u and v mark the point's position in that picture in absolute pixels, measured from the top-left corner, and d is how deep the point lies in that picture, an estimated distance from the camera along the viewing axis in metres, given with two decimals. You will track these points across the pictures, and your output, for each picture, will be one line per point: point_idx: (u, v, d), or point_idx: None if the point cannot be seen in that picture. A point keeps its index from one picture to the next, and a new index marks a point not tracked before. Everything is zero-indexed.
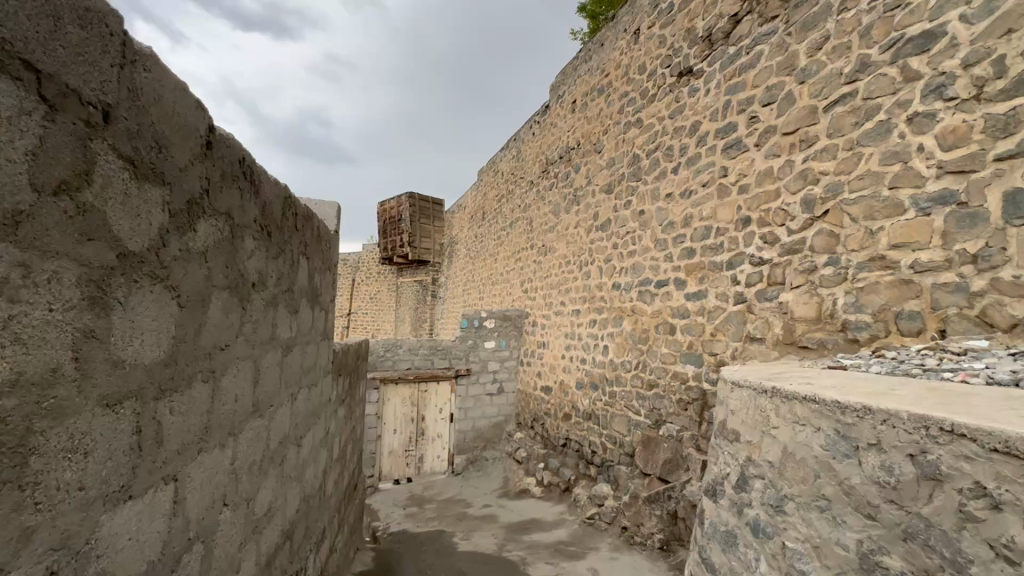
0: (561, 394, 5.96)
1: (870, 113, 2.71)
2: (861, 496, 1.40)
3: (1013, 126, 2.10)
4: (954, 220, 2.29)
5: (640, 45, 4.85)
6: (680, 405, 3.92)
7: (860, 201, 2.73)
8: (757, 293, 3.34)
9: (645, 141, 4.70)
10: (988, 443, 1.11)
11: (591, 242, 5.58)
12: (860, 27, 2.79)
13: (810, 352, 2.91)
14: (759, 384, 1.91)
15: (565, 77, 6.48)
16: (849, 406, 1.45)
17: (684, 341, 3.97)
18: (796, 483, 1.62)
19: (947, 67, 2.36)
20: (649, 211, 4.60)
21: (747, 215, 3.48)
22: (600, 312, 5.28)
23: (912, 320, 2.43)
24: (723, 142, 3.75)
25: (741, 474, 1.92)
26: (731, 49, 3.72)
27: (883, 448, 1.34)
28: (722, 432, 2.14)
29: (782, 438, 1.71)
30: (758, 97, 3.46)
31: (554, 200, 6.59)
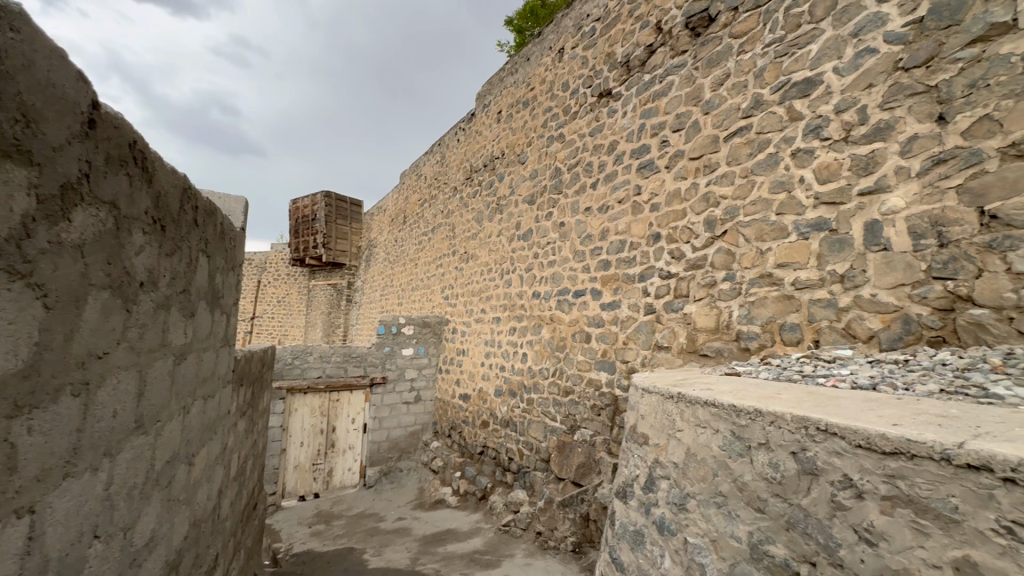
0: (479, 402, 5.96)
1: (762, 146, 3.03)
2: (752, 491, 1.55)
3: (872, 166, 2.47)
4: (827, 244, 2.63)
5: (564, 63, 5.04)
6: (594, 411, 4.08)
7: (753, 224, 3.04)
8: (665, 304, 3.59)
9: (567, 155, 4.88)
10: (853, 440, 1.27)
11: (513, 250, 5.66)
12: (755, 68, 3.12)
13: (709, 360, 3.17)
14: (666, 390, 2.05)
15: (491, 87, 6.57)
16: (743, 409, 1.61)
17: (599, 349, 4.15)
18: (697, 481, 1.76)
19: (823, 111, 2.71)
20: (568, 223, 4.76)
21: (657, 231, 3.74)
22: (520, 320, 5.36)
23: (793, 331, 2.74)
24: (637, 162, 4.00)
25: (650, 475, 2.04)
26: (646, 76, 3.99)
27: (771, 447, 1.50)
28: (632, 436, 2.26)
29: (686, 440, 1.85)
30: (669, 123, 3.73)
31: (478, 208, 6.60)
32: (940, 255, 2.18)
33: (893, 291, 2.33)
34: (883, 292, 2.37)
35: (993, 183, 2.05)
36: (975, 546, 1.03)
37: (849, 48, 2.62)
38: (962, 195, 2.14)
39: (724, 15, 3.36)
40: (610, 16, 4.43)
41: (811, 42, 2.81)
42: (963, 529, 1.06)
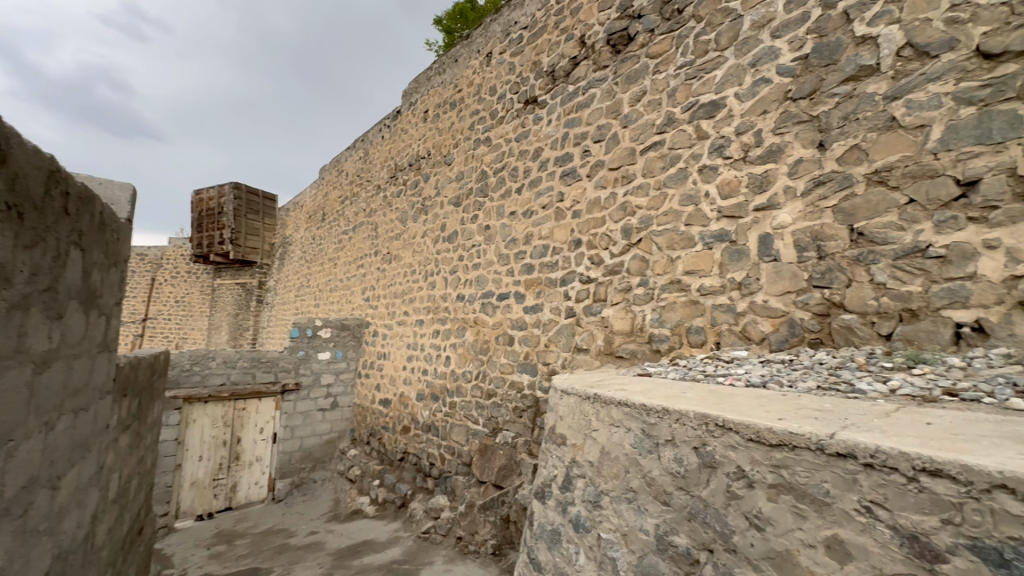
0: (400, 407, 5.80)
1: (673, 160, 3.25)
2: (659, 485, 1.64)
3: (766, 185, 2.73)
4: (728, 254, 2.87)
5: (492, 68, 5.07)
6: (515, 413, 4.13)
7: (664, 233, 3.24)
8: (584, 308, 3.72)
9: (493, 159, 4.91)
10: (745, 434, 1.39)
11: (437, 252, 5.58)
12: (668, 88, 3.34)
13: (624, 361, 3.33)
14: (583, 391, 2.13)
15: (417, 85, 6.44)
16: (652, 408, 1.71)
17: (521, 351, 4.21)
18: (611, 479, 1.84)
19: (726, 132, 2.96)
20: (493, 226, 4.79)
21: (578, 237, 3.86)
22: (443, 323, 5.29)
23: (698, 334, 2.96)
24: (561, 169, 4.11)
25: (567, 475, 2.10)
26: (570, 87, 4.12)
27: (676, 443, 1.60)
28: (551, 436, 2.32)
29: (601, 439, 1.93)
30: (591, 133, 3.88)
31: (402, 207, 6.43)
32: (820, 266, 2.46)
33: (782, 297, 2.60)
34: (773, 299, 2.62)
35: (861, 205, 2.35)
36: (842, 525, 1.17)
37: (748, 76, 2.89)
38: (837, 214, 2.43)
39: (642, 35, 3.56)
40: (537, 25, 4.53)
41: (716, 68, 3.06)
42: (833, 510, 1.19)
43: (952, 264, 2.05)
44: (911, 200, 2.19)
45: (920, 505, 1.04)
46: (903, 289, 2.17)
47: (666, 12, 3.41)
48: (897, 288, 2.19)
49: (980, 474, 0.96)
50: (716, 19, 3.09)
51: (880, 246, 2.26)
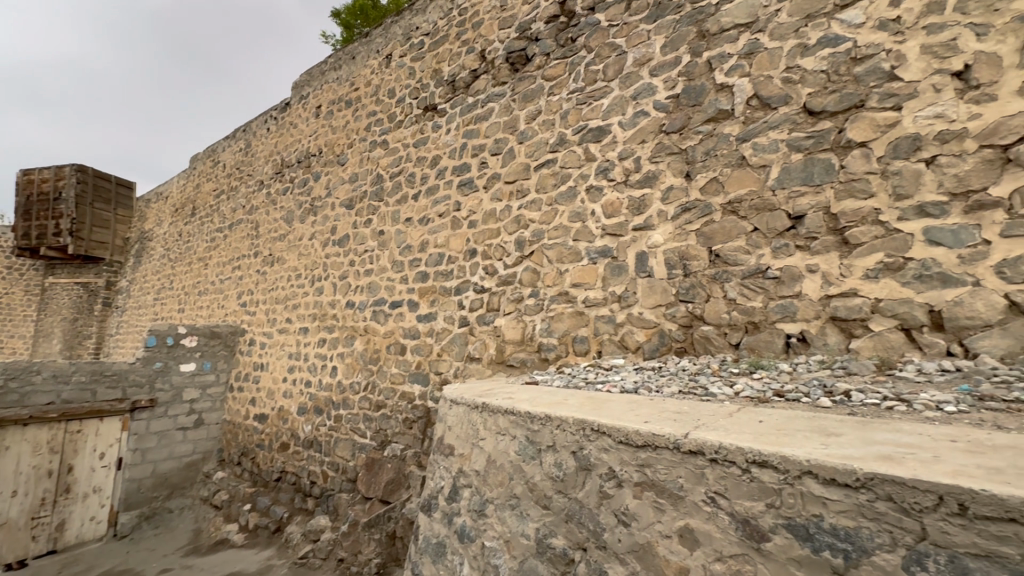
0: (278, 422, 5.34)
1: (564, 179, 3.43)
2: (540, 490, 1.71)
3: (643, 207, 3.00)
4: (609, 269, 3.09)
5: (391, 70, 4.95)
6: (406, 424, 4.02)
7: (554, 247, 3.40)
8: (477, 317, 3.75)
9: (389, 163, 4.78)
10: (616, 437, 1.50)
11: (326, 256, 5.26)
12: (561, 110, 3.53)
13: (515, 370, 3.42)
14: (472, 400, 2.14)
15: (309, 78, 6.06)
16: (536, 415, 1.77)
17: (414, 361, 4.12)
18: (495, 487, 1.88)
19: (610, 156, 3.21)
20: (388, 231, 4.65)
21: (473, 247, 3.90)
22: (330, 331, 5.00)
23: (582, 343, 3.14)
24: (458, 178, 4.13)
25: (453, 485, 2.10)
26: (470, 99, 4.17)
27: (556, 448, 1.68)
28: (439, 447, 2.29)
29: (487, 448, 1.96)
30: (488, 146, 3.96)
31: (287, 206, 5.97)
32: (685, 282, 2.76)
33: (654, 310, 2.86)
34: (647, 311, 2.88)
35: (718, 230, 2.68)
36: (693, 516, 1.31)
37: (630, 107, 3.16)
38: (700, 237, 2.75)
39: (538, 57, 3.72)
40: (439, 33, 4.53)
41: (603, 97, 3.30)
42: (685, 503, 1.33)
43: (785, 284, 2.43)
44: (755, 229, 2.56)
45: (751, 492, 1.21)
46: (748, 304, 2.52)
47: (561, 38, 3.60)
48: (744, 304, 2.54)
49: (794, 463, 1.15)
50: (604, 51, 3.34)
51: (732, 266, 2.61)
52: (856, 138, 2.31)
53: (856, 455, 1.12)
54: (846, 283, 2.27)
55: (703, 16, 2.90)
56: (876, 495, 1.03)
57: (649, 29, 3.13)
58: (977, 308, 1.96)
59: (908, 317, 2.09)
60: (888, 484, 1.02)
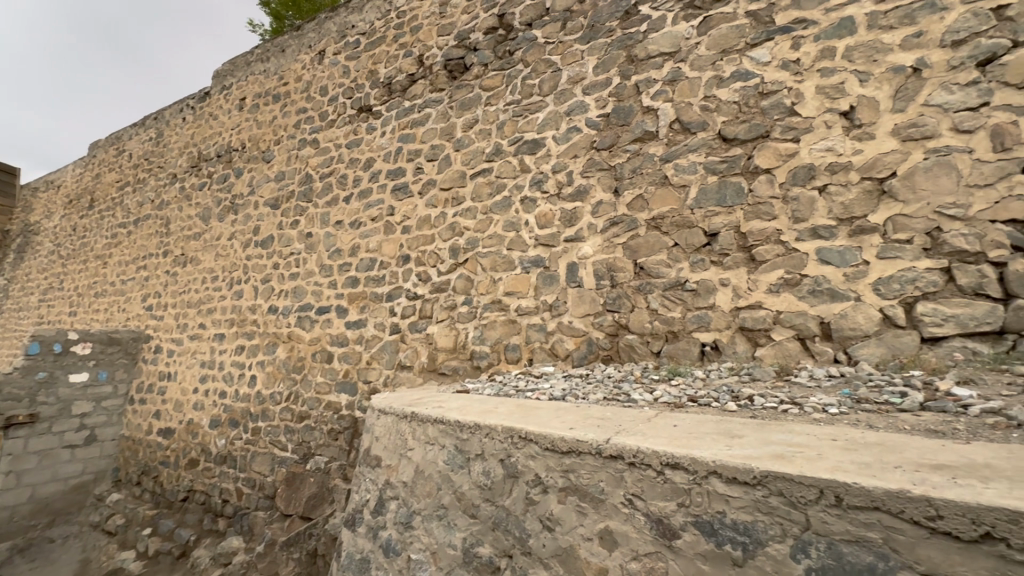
0: (187, 437, 4.90)
1: (499, 188, 3.48)
2: (468, 499, 1.71)
3: (574, 220, 3.11)
4: (541, 279, 3.16)
5: (324, 67, 4.77)
6: (331, 435, 3.85)
7: (489, 255, 3.42)
8: (409, 324, 3.69)
9: (319, 163, 4.59)
10: (542, 443, 1.54)
11: (247, 257, 4.94)
12: (497, 121, 3.57)
13: (447, 378, 3.40)
14: (400, 410, 2.10)
15: (233, 67, 5.68)
16: (465, 424, 1.77)
17: (341, 369, 3.96)
18: (423, 498, 1.85)
19: (544, 169, 3.29)
20: (316, 234, 4.45)
21: (407, 253, 3.83)
22: (249, 338, 4.69)
23: (514, 351, 3.18)
24: (392, 183, 4.05)
25: (380, 498, 2.04)
26: (406, 103, 4.12)
27: (484, 456, 1.69)
28: (365, 459, 2.22)
29: (415, 458, 1.93)
30: (424, 152, 3.92)
31: (204, 203, 5.55)
32: (612, 293, 2.88)
33: (583, 319, 2.96)
34: (577, 320, 2.98)
35: (642, 244, 2.83)
36: (612, 518, 1.37)
37: (563, 123, 3.26)
38: (626, 250, 2.88)
39: (476, 67, 3.75)
40: (376, 34, 4.43)
41: (538, 111, 3.39)
42: (606, 505, 1.38)
43: (701, 296, 2.61)
44: (675, 244, 2.73)
45: (664, 493, 1.29)
46: (668, 315, 2.68)
47: (499, 50, 3.66)
48: (665, 314, 2.69)
49: (702, 464, 1.23)
50: (540, 67, 3.44)
51: (655, 278, 2.76)
52: (762, 165, 2.55)
53: (755, 454, 1.23)
54: (752, 296, 2.48)
55: (632, 42, 3.07)
56: (770, 490, 1.14)
57: (582, 49, 3.26)
58: (858, 320, 2.22)
59: (803, 328, 2.33)
60: (780, 481, 1.12)
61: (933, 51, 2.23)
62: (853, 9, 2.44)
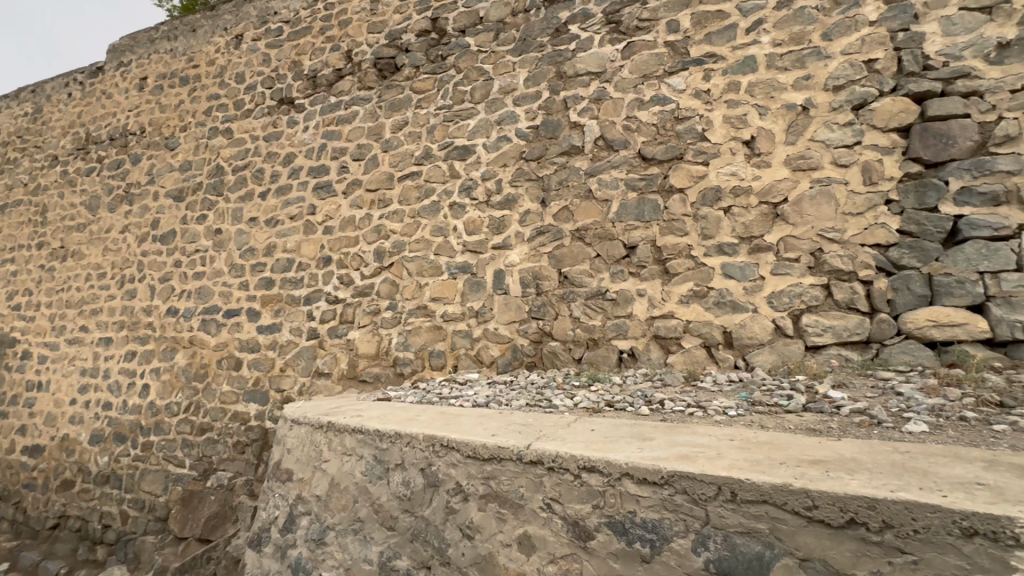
0: (60, 455, 4.30)
1: (428, 192, 3.43)
2: (386, 511, 1.66)
3: (502, 228, 3.14)
4: (468, 285, 3.16)
5: (241, 52, 4.45)
6: (237, 449, 3.56)
7: (415, 260, 3.36)
8: (328, 330, 3.52)
9: (233, 154, 4.27)
10: (464, 451, 1.53)
11: (143, 253, 4.46)
12: (428, 124, 3.53)
13: (367, 386, 3.29)
14: (315, 419, 2.00)
15: (132, 42, 5.12)
16: (385, 433, 1.72)
17: (250, 377, 3.69)
18: (337, 512, 1.77)
19: (473, 176, 3.30)
20: (226, 231, 4.12)
21: (328, 255, 3.66)
22: (143, 342, 4.22)
23: (439, 358, 3.15)
24: (314, 181, 3.86)
25: (289, 515, 1.92)
26: (332, 98, 3.95)
27: (404, 466, 1.65)
28: (274, 473, 2.08)
29: (330, 470, 1.84)
30: (349, 150, 3.78)
31: (92, 191, 4.94)
32: (537, 301, 2.95)
33: (508, 326, 3.00)
34: (502, 327, 3.01)
35: (567, 253, 2.93)
36: (531, 523, 1.39)
37: (493, 131, 3.30)
38: (551, 259, 2.96)
39: (407, 69, 3.69)
40: (300, 24, 4.22)
41: (469, 118, 3.40)
42: (525, 510, 1.40)
43: (620, 305, 2.74)
44: (598, 255, 2.85)
45: (580, 495, 1.33)
46: (590, 323, 2.79)
47: (431, 54, 3.62)
48: (586, 322, 2.80)
49: (615, 466, 1.29)
50: (472, 75, 3.45)
51: (578, 287, 2.86)
52: (676, 185, 2.74)
53: (663, 455, 1.31)
54: (666, 306, 2.64)
55: (561, 59, 3.17)
56: (675, 489, 1.22)
57: (514, 61, 3.32)
58: (755, 330, 2.45)
59: (709, 336, 2.52)
60: (684, 480, 1.21)
61: (818, 93, 2.53)
62: (755, 49, 2.69)
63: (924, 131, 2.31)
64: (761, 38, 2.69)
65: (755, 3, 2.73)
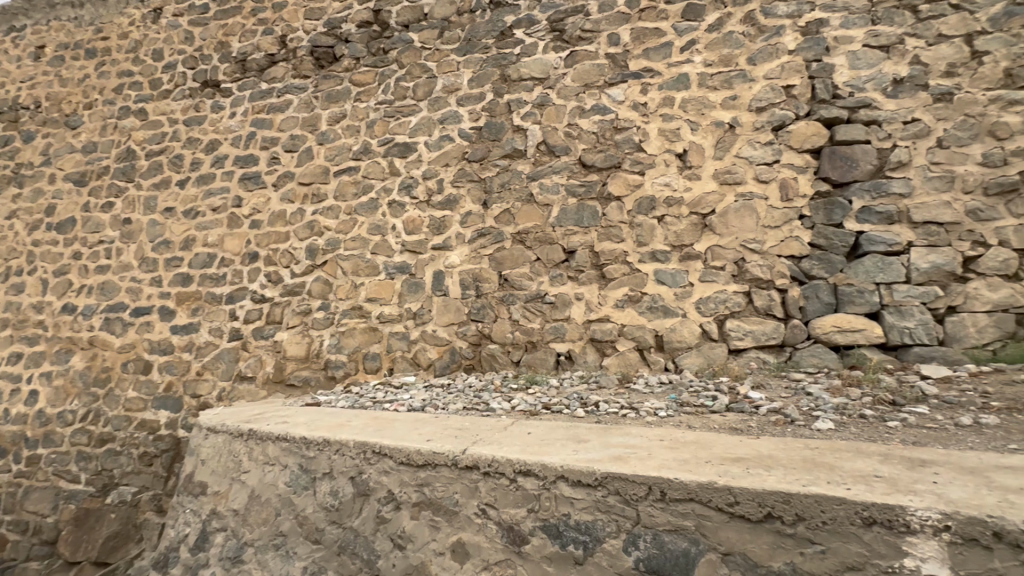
0: None
1: (366, 189, 3.32)
2: (311, 523, 1.57)
3: (442, 228, 3.10)
4: (406, 286, 3.09)
5: (158, 27, 4.08)
6: (143, 460, 3.25)
7: (350, 258, 3.23)
8: (253, 330, 3.30)
9: (147, 138, 3.90)
10: (397, 458, 1.48)
11: (34, 242, 3.96)
12: (367, 118, 3.42)
13: (296, 390, 3.12)
14: (235, 427, 1.86)
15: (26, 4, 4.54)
16: (312, 441, 1.63)
17: (161, 381, 3.38)
18: (257, 526, 1.65)
19: (414, 174, 3.23)
20: (137, 221, 3.75)
21: (254, 251, 3.44)
22: (31, 343, 3.75)
23: (373, 360, 3.04)
24: (241, 171, 3.61)
25: (202, 531, 1.77)
26: (263, 85, 3.72)
27: (333, 475, 1.57)
28: (186, 487, 1.91)
29: (250, 482, 1.72)
30: (281, 141, 3.58)
31: None
32: (477, 303, 2.93)
33: (446, 328, 2.96)
34: (441, 329, 2.97)
35: (507, 256, 2.94)
36: (465, 530, 1.37)
37: (436, 130, 3.25)
38: (491, 261, 2.96)
39: (347, 59, 3.55)
40: (228, 2, 3.93)
41: (411, 114, 3.33)
42: (459, 517, 1.38)
43: (558, 308, 2.79)
44: (538, 259, 2.88)
45: (516, 500, 1.33)
46: (528, 325, 2.81)
47: (372, 46, 3.51)
48: (525, 325, 2.82)
49: (551, 470, 1.30)
50: (415, 71, 3.38)
51: (517, 290, 2.87)
52: (614, 193, 2.83)
53: (597, 457, 1.34)
54: (602, 310, 2.72)
55: (506, 62, 3.18)
56: (608, 490, 1.25)
57: (459, 60, 3.29)
58: (683, 334, 2.57)
59: (641, 340, 2.62)
60: (617, 481, 1.24)
61: (744, 113, 2.71)
62: (688, 68, 2.84)
63: (833, 153, 2.54)
64: (694, 57, 2.84)
65: (689, 24, 2.87)
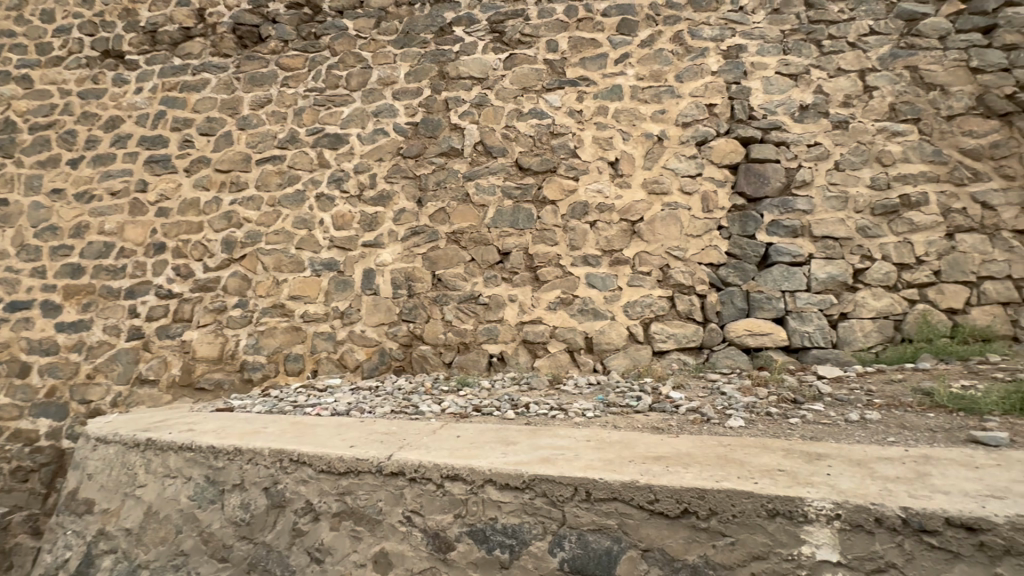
0: None
1: (291, 180, 3.13)
2: (218, 540, 1.45)
3: (374, 225, 2.99)
4: (333, 283, 2.95)
5: None
6: (16, 476, 2.85)
7: (272, 253, 3.03)
8: (157, 329, 3.00)
9: (31, 108, 3.43)
10: (317, 466, 1.40)
11: None
12: (295, 105, 3.23)
13: (206, 394, 2.88)
14: (129, 437, 1.68)
15: None
16: (221, 450, 1.51)
17: (42, 386, 2.98)
18: (154, 546, 1.50)
19: (345, 167, 3.10)
20: (16, 202, 3.29)
21: (161, 241, 3.13)
22: None
23: (296, 362, 2.88)
24: (147, 153, 3.28)
25: (87, 555, 1.59)
26: (176, 60, 3.40)
27: (244, 486, 1.46)
28: (67, 506, 1.70)
29: (146, 497, 1.56)
30: (196, 122, 3.29)
31: None
32: (409, 303, 2.86)
33: (376, 329, 2.87)
34: (370, 329, 2.87)
35: (442, 256, 2.89)
36: (388, 539, 1.32)
37: (370, 123, 3.14)
38: (425, 261, 2.90)
39: (274, 41, 3.33)
40: None
41: (343, 105, 3.19)
42: (382, 526, 1.33)
43: (492, 309, 2.79)
44: (472, 259, 2.86)
45: (442, 506, 1.30)
46: (461, 326, 2.79)
47: (303, 30, 3.32)
48: (458, 326, 2.79)
49: (479, 474, 1.29)
50: (348, 60, 3.24)
51: (451, 291, 2.84)
52: (549, 196, 2.87)
53: (524, 459, 1.34)
54: (534, 312, 2.75)
55: (444, 59, 3.14)
56: (535, 493, 1.26)
57: (395, 53, 3.20)
58: (612, 336, 2.67)
59: (572, 342, 2.69)
60: (544, 483, 1.25)
61: (671, 127, 2.86)
62: (621, 80, 2.95)
63: (748, 170, 2.75)
64: (627, 70, 2.95)
65: (624, 38, 2.98)
